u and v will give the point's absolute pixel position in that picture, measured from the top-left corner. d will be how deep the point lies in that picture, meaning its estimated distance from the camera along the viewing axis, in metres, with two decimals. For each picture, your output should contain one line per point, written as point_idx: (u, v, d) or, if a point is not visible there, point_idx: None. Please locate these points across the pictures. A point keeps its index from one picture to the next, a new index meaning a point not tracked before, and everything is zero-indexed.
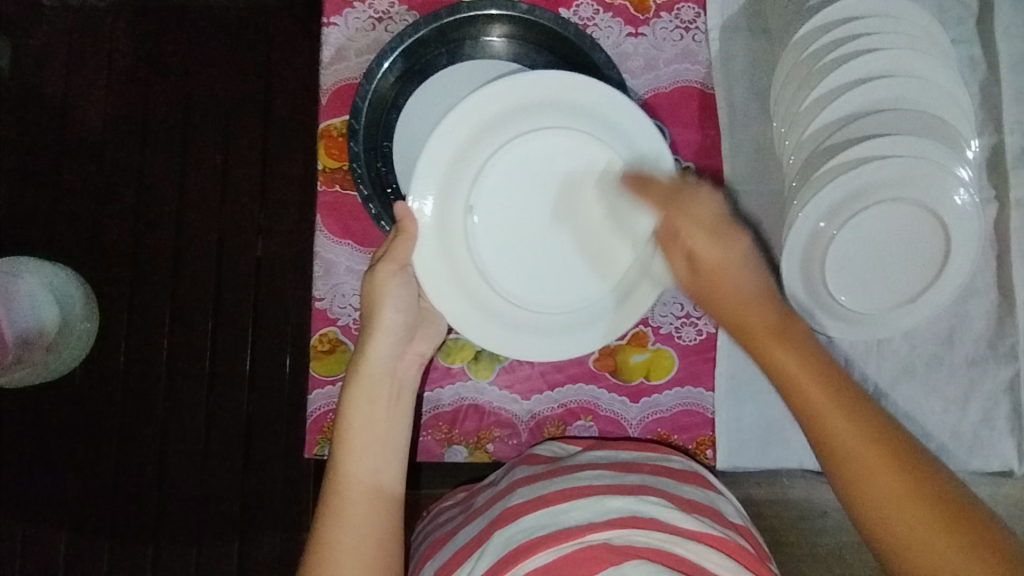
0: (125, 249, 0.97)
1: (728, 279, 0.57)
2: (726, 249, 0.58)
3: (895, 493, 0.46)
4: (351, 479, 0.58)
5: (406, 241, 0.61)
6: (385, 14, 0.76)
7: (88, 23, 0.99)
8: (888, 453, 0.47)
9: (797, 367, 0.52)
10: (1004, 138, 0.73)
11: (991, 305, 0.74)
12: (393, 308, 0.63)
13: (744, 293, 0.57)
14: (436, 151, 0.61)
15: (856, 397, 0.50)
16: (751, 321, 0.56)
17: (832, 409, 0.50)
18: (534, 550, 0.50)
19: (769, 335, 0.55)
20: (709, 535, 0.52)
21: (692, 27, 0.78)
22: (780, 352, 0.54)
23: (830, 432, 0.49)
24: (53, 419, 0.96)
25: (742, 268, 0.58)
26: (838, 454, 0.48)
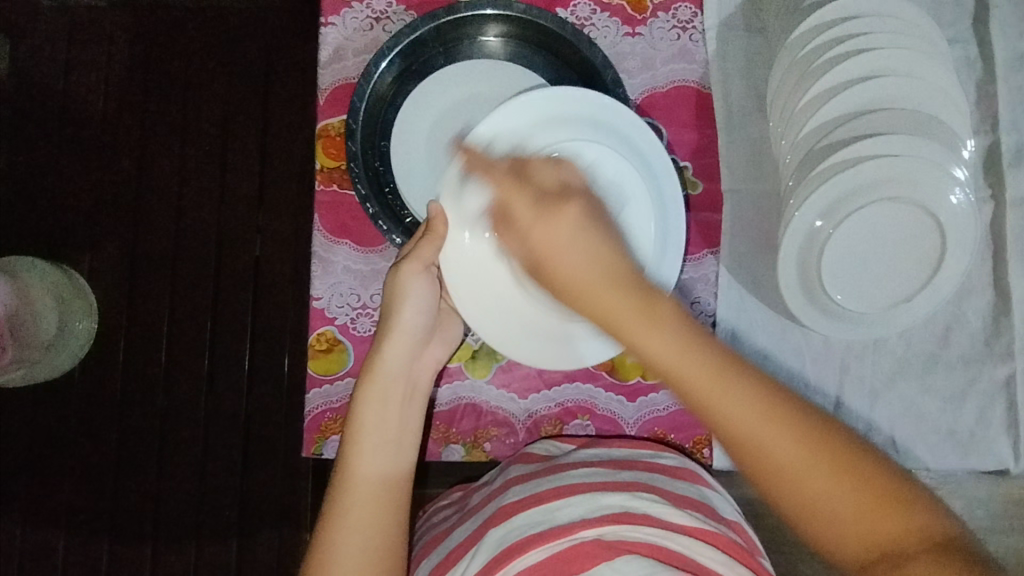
0: (122, 249, 0.97)
1: (566, 254, 0.47)
2: (555, 224, 0.49)
3: (785, 464, 0.41)
4: (360, 476, 0.58)
5: (433, 242, 0.62)
6: (383, 14, 0.76)
7: (86, 23, 0.99)
8: (779, 418, 0.42)
9: (664, 346, 0.43)
10: (1000, 137, 0.74)
11: (988, 304, 0.74)
12: (414, 309, 0.63)
13: (590, 263, 0.47)
14: (474, 156, 0.61)
15: (726, 357, 0.43)
16: (603, 299, 0.45)
17: (706, 380, 0.42)
18: (527, 547, 0.50)
19: (633, 313, 0.44)
20: (702, 530, 0.52)
21: (689, 27, 0.78)
22: (643, 334, 0.44)
23: (707, 411, 0.42)
24: (52, 418, 0.96)
25: (580, 237, 0.48)
26: (720, 427, 0.43)
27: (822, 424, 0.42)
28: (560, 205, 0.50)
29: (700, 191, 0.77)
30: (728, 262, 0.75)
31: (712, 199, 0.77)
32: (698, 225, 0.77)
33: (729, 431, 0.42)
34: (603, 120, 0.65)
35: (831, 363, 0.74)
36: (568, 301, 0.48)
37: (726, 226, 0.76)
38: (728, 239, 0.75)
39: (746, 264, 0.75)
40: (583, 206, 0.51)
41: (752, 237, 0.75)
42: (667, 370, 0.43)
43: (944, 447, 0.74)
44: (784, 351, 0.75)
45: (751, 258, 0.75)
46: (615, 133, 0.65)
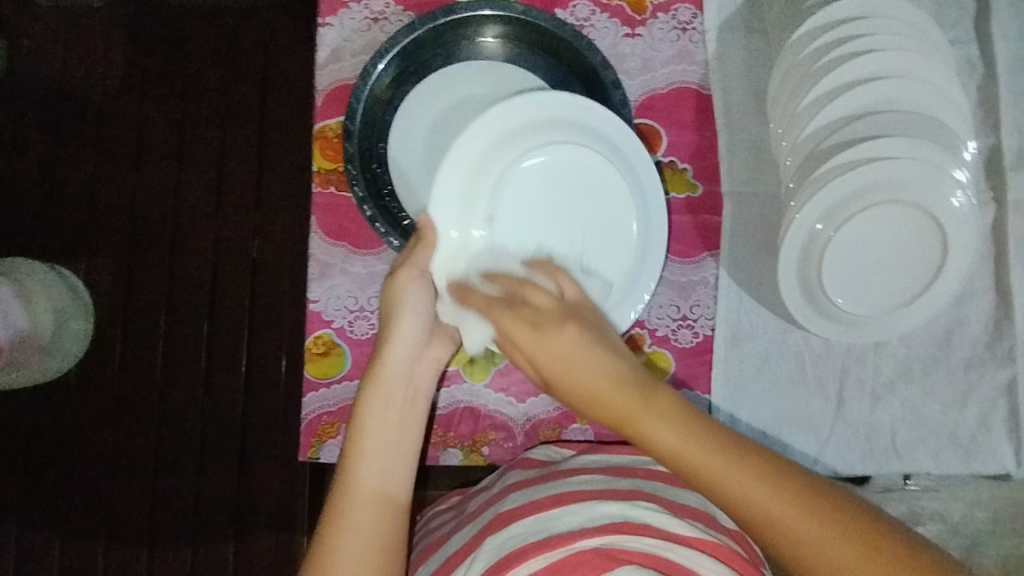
0: (119, 251, 0.97)
1: (572, 365, 0.50)
2: (558, 345, 0.51)
3: (817, 544, 0.43)
4: (359, 484, 0.57)
5: (426, 249, 0.61)
6: (381, 15, 0.76)
7: (83, 23, 0.98)
8: (798, 500, 0.45)
9: (674, 439, 0.46)
10: (1001, 139, 0.73)
11: (989, 307, 0.73)
12: (412, 313, 0.62)
13: (593, 374, 0.50)
14: (458, 158, 0.63)
15: (742, 450, 0.46)
16: (609, 405, 0.49)
17: (725, 471, 0.45)
18: (524, 556, 0.50)
19: (640, 408, 0.48)
20: (702, 540, 0.52)
21: (689, 28, 0.77)
22: (653, 428, 0.47)
23: (732, 501, 0.45)
24: (47, 421, 0.95)
25: (586, 350, 0.51)
26: (751, 518, 0.45)
27: (843, 503, 0.45)
28: (556, 322, 0.52)
29: (699, 194, 0.76)
30: (728, 264, 0.75)
31: (712, 201, 0.76)
32: (697, 227, 0.76)
33: (764, 522, 0.44)
34: (580, 122, 0.64)
35: (831, 367, 0.74)
36: (578, 403, 0.51)
37: (726, 229, 0.75)
38: (727, 242, 0.75)
39: (747, 267, 0.75)
40: (582, 324, 0.53)
41: (752, 240, 0.75)
42: (692, 470, 0.46)
43: (944, 452, 0.73)
44: (784, 354, 0.74)
45: (751, 261, 0.75)
46: (592, 133, 0.65)
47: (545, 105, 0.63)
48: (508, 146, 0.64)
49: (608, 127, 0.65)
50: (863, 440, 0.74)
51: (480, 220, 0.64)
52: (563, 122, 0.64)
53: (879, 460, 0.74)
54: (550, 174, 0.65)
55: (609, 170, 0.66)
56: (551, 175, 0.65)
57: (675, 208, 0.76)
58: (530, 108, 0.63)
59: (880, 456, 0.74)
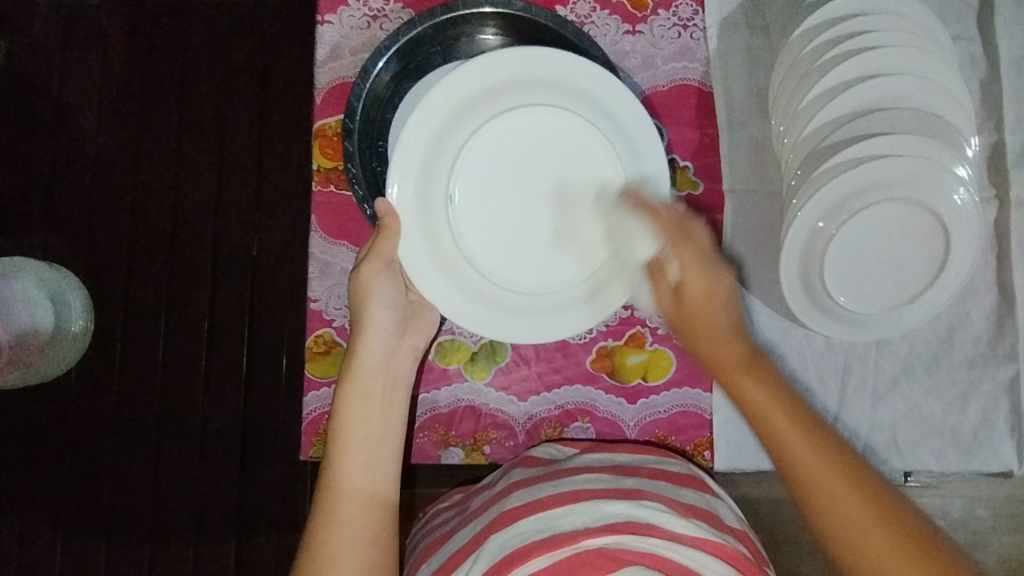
0: (119, 248, 0.96)
1: (708, 313, 0.58)
2: (710, 284, 0.59)
3: (858, 525, 0.49)
4: (342, 478, 0.58)
5: (390, 239, 0.60)
6: (380, 12, 0.76)
7: (81, 20, 0.98)
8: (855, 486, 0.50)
9: (761, 396, 0.55)
10: (1004, 137, 0.73)
11: (991, 304, 0.73)
12: (381, 302, 0.62)
13: (724, 319, 0.58)
14: (417, 131, 0.61)
15: (823, 430, 0.53)
16: (722, 356, 0.58)
17: (800, 443, 0.52)
18: (527, 555, 0.50)
19: (742, 368, 0.56)
20: (706, 540, 0.52)
21: (690, 24, 0.77)
22: (748, 381, 0.56)
23: (797, 467, 0.52)
24: (48, 421, 0.95)
25: (730, 298, 0.59)
26: (807, 487, 0.51)
27: (896, 497, 0.50)
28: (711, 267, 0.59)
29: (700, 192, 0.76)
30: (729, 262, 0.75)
31: (713, 199, 0.76)
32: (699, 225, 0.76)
33: (820, 496, 0.50)
34: (546, 78, 0.63)
35: (833, 365, 0.74)
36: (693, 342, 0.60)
37: (728, 226, 0.75)
38: (728, 240, 0.75)
39: (748, 265, 0.74)
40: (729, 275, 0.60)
41: (754, 238, 0.74)
42: (772, 434, 0.54)
43: (946, 450, 0.73)
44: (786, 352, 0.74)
45: (752, 259, 0.74)
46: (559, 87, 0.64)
47: (500, 66, 0.62)
48: (468, 113, 0.63)
49: (566, 78, 0.63)
50: (865, 438, 0.74)
51: (443, 197, 0.64)
52: (526, 80, 0.63)
53: (881, 458, 0.74)
54: (512, 138, 0.65)
55: (577, 124, 0.65)
56: (512, 138, 0.65)
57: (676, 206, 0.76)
58: (484, 72, 0.61)
59: (882, 454, 0.74)
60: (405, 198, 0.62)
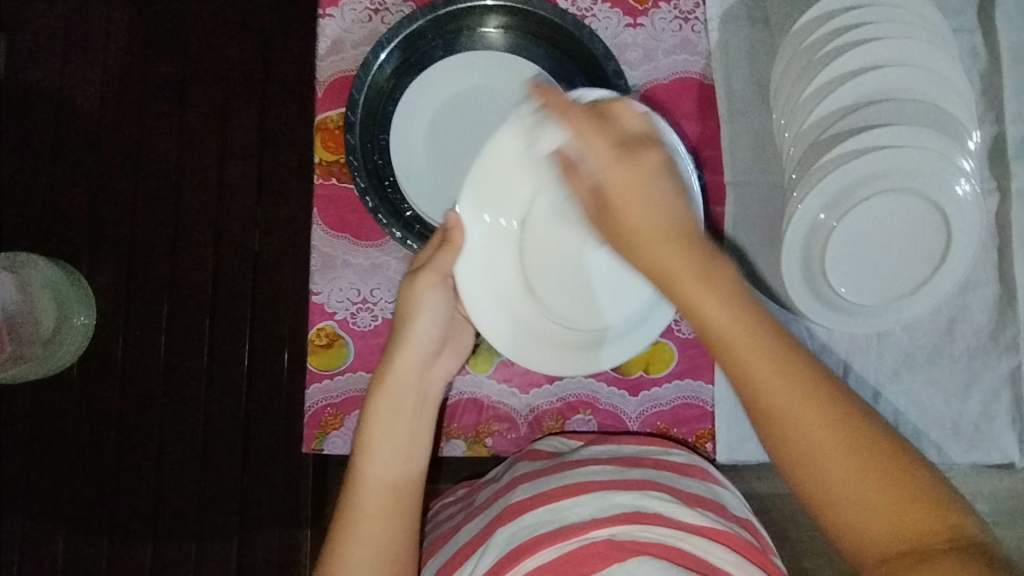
0: (122, 244, 0.97)
1: (638, 205, 0.48)
2: (634, 171, 0.49)
3: (816, 445, 0.43)
4: (372, 488, 0.58)
5: (451, 253, 0.61)
6: (381, 5, 0.76)
7: (82, 16, 0.98)
8: (824, 407, 0.43)
9: (727, 309, 0.44)
10: (1005, 128, 0.73)
11: (993, 297, 0.73)
12: (428, 320, 0.62)
13: (662, 216, 0.48)
14: (489, 172, 0.62)
15: (774, 334, 0.45)
16: (668, 266, 0.46)
17: (757, 357, 0.44)
18: (535, 548, 0.50)
19: (693, 278, 0.45)
20: (712, 529, 0.52)
21: (691, 17, 0.77)
22: (703, 298, 0.45)
23: (748, 369, 0.44)
24: (51, 415, 0.95)
25: (657, 189, 0.49)
26: (762, 405, 0.44)
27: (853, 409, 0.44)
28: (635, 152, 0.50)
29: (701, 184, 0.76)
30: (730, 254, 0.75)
31: (715, 191, 0.76)
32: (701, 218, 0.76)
33: (777, 416, 0.44)
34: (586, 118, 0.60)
35: (835, 356, 0.74)
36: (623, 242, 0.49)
37: (729, 219, 0.75)
38: (730, 233, 0.75)
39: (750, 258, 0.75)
40: (653, 156, 0.50)
41: (756, 231, 0.74)
42: (727, 348, 0.44)
43: (948, 442, 0.73)
44: None
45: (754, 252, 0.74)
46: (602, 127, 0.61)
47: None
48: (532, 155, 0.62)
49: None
50: None
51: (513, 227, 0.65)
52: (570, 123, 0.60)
53: None
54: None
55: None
56: None
57: None
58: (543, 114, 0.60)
59: None
60: (477, 233, 0.63)
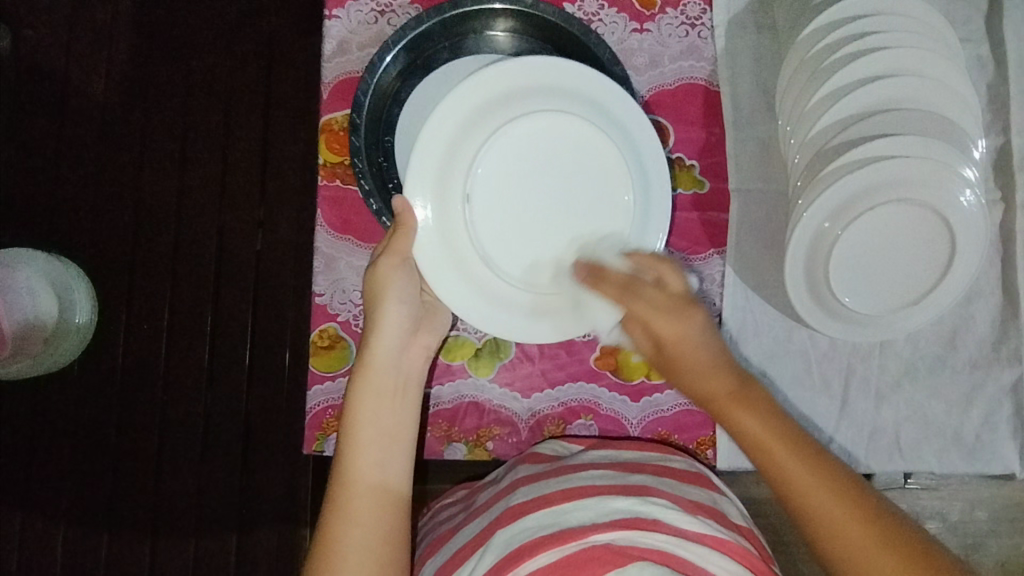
0: (124, 241, 0.97)
1: (687, 348, 0.57)
2: (683, 324, 0.57)
3: (847, 535, 0.49)
4: (357, 475, 0.57)
5: (406, 235, 0.61)
6: (388, 7, 0.76)
7: (87, 13, 0.98)
8: (852, 505, 0.50)
9: (759, 426, 0.54)
10: (1011, 138, 0.73)
11: (996, 307, 0.73)
12: (399, 298, 0.63)
13: (708, 356, 0.57)
14: (430, 141, 0.61)
15: (808, 448, 0.53)
16: (711, 389, 0.56)
17: (792, 461, 0.52)
18: (535, 551, 0.50)
19: (732, 396, 0.55)
20: (711, 537, 0.52)
21: (698, 23, 0.77)
22: (741, 413, 0.55)
23: (783, 477, 0.52)
24: (51, 412, 0.95)
25: (701, 337, 0.57)
26: (798, 502, 0.51)
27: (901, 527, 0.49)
28: (683, 306, 0.58)
29: (706, 191, 0.77)
30: (733, 262, 0.75)
31: (719, 197, 0.76)
32: (705, 225, 0.76)
33: (824, 521, 0.50)
34: (522, 85, 0.62)
35: (837, 364, 0.74)
36: (678, 377, 0.58)
37: (733, 226, 0.75)
38: (733, 240, 0.75)
39: (753, 266, 0.74)
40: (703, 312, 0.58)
41: (759, 238, 0.74)
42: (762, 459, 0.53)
43: (948, 451, 0.73)
44: (790, 351, 0.74)
45: (757, 259, 0.74)
46: (536, 88, 0.63)
47: (513, 71, 0.62)
48: (472, 135, 0.63)
49: (577, 80, 0.62)
50: (866, 439, 0.74)
51: (460, 200, 0.64)
52: (507, 94, 0.63)
53: (883, 458, 0.74)
54: (533, 140, 0.64)
55: (588, 129, 0.64)
56: (519, 145, 0.64)
57: (680, 204, 0.76)
58: (477, 90, 0.61)
59: (884, 455, 0.74)
60: (426, 208, 0.63)
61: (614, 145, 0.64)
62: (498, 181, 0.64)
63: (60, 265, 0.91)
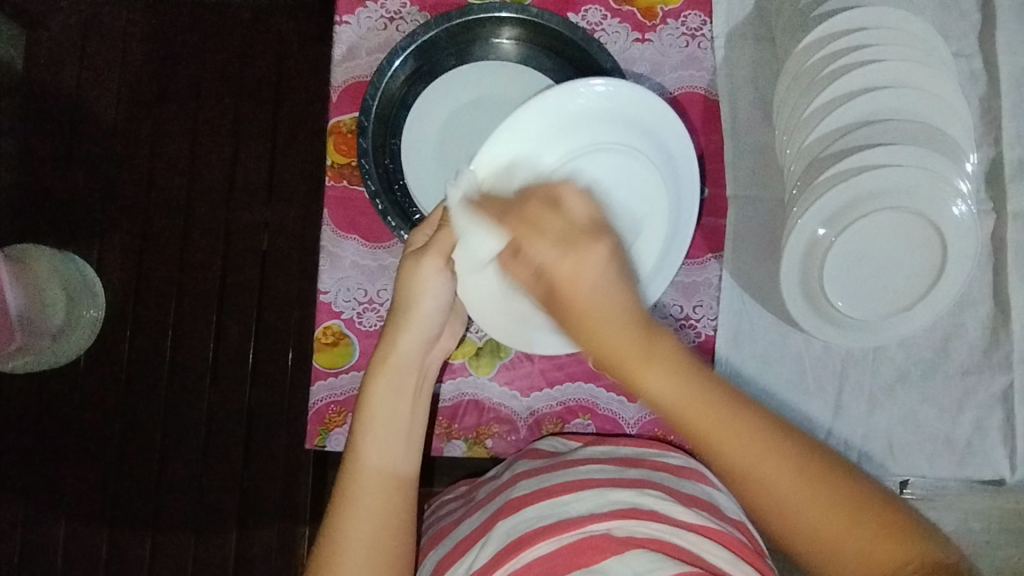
0: (134, 238, 0.98)
1: (591, 289, 0.43)
2: (580, 263, 0.44)
3: (761, 467, 0.44)
4: (370, 469, 0.59)
5: (455, 234, 0.60)
6: (397, 14, 0.78)
7: (102, 16, 1.00)
8: (767, 439, 0.44)
9: (671, 390, 0.43)
10: (1002, 151, 0.75)
11: (988, 315, 0.75)
12: (432, 303, 0.62)
13: (608, 298, 0.43)
14: (494, 164, 0.58)
15: (735, 398, 0.45)
16: (620, 345, 0.43)
17: (719, 416, 0.44)
18: (534, 540, 0.51)
19: (643, 356, 0.43)
20: (707, 527, 0.53)
21: (698, 35, 0.79)
22: (651, 375, 0.43)
23: (718, 453, 0.44)
24: (56, 407, 0.97)
25: (607, 277, 0.44)
26: (730, 466, 0.45)
27: (831, 462, 0.45)
28: (586, 238, 0.45)
29: (705, 197, 0.77)
30: (733, 267, 0.76)
31: (715, 203, 0.77)
32: (702, 230, 0.77)
33: (734, 469, 0.44)
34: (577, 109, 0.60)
35: (831, 369, 0.75)
36: (578, 329, 0.44)
37: (730, 232, 0.76)
38: (731, 245, 0.76)
39: (748, 271, 0.76)
40: (613, 242, 0.46)
41: (755, 244, 0.76)
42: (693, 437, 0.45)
43: (940, 455, 0.74)
44: (785, 355, 0.76)
45: (754, 264, 0.76)
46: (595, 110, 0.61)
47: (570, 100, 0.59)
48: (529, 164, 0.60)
49: (634, 104, 0.62)
50: (860, 442, 0.75)
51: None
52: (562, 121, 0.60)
53: (876, 463, 0.75)
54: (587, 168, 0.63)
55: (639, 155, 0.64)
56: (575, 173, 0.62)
57: None
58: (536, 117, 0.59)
59: (878, 460, 0.75)
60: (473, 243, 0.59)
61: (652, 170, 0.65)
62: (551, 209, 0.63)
63: (72, 262, 0.94)
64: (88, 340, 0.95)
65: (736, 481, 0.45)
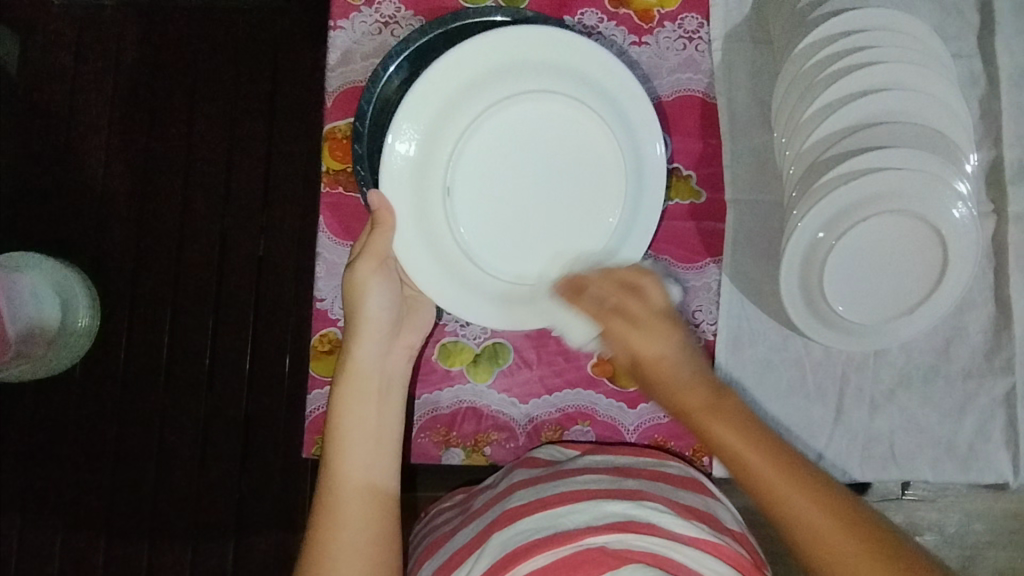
0: (128, 246, 0.98)
1: (671, 363, 0.59)
2: (661, 343, 0.59)
3: (810, 517, 0.51)
4: (346, 480, 0.59)
5: (385, 233, 0.62)
6: (392, 19, 0.77)
7: (95, 22, 0.99)
8: (814, 495, 0.52)
9: (734, 439, 0.55)
10: (1003, 152, 0.74)
11: (989, 318, 0.74)
12: (376, 303, 0.64)
13: (682, 372, 0.58)
14: (410, 127, 0.63)
15: (790, 461, 0.54)
16: (688, 402, 0.57)
17: (770, 470, 0.53)
18: (529, 553, 0.51)
19: (710, 409, 0.57)
20: (705, 540, 0.53)
21: (695, 37, 0.78)
22: (722, 426, 0.56)
23: (779, 501, 0.52)
24: (52, 417, 0.96)
25: (680, 352, 0.59)
26: (785, 519, 0.52)
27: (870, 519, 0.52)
28: (662, 324, 0.59)
29: (702, 202, 0.77)
30: (732, 271, 0.75)
31: (714, 208, 0.77)
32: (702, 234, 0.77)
33: (789, 519, 0.52)
34: (497, 66, 0.64)
35: (831, 373, 0.75)
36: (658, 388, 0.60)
37: (730, 237, 0.76)
38: (730, 250, 0.76)
39: (748, 275, 0.76)
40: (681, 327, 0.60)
41: (754, 249, 0.76)
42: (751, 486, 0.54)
43: (942, 460, 0.74)
44: (785, 360, 0.75)
45: (753, 268, 0.76)
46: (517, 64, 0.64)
47: (483, 54, 0.63)
48: (449, 123, 0.65)
49: (558, 50, 0.64)
50: (860, 447, 0.75)
51: (440, 187, 0.66)
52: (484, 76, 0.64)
53: (877, 468, 0.74)
54: (519, 123, 0.66)
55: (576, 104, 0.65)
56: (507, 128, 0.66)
57: (678, 214, 0.77)
58: (454, 76, 0.63)
59: (878, 464, 0.74)
60: (397, 198, 0.64)
61: (599, 117, 0.66)
62: (482, 165, 0.66)
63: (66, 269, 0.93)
64: (82, 348, 0.95)
65: (790, 532, 0.52)
